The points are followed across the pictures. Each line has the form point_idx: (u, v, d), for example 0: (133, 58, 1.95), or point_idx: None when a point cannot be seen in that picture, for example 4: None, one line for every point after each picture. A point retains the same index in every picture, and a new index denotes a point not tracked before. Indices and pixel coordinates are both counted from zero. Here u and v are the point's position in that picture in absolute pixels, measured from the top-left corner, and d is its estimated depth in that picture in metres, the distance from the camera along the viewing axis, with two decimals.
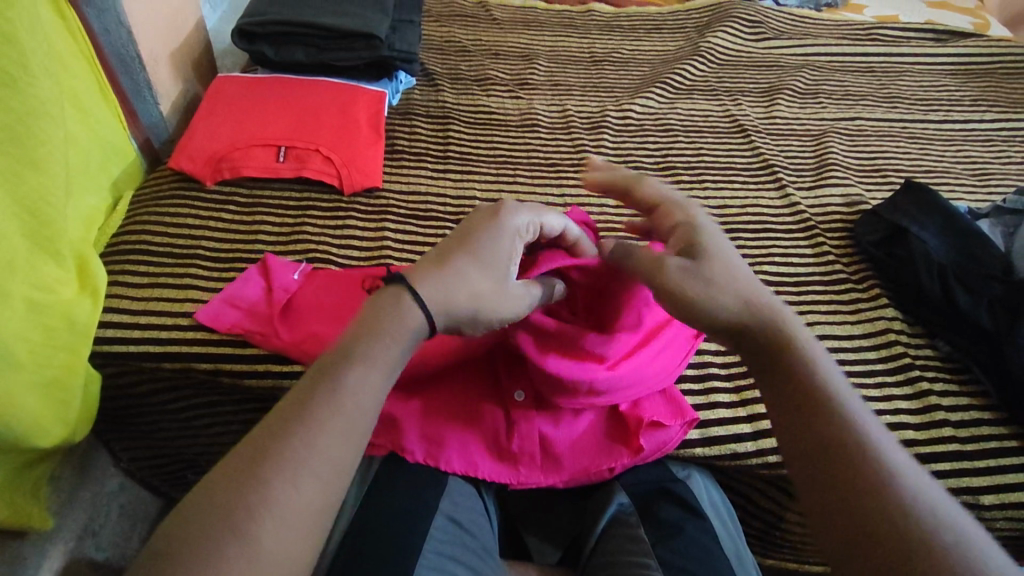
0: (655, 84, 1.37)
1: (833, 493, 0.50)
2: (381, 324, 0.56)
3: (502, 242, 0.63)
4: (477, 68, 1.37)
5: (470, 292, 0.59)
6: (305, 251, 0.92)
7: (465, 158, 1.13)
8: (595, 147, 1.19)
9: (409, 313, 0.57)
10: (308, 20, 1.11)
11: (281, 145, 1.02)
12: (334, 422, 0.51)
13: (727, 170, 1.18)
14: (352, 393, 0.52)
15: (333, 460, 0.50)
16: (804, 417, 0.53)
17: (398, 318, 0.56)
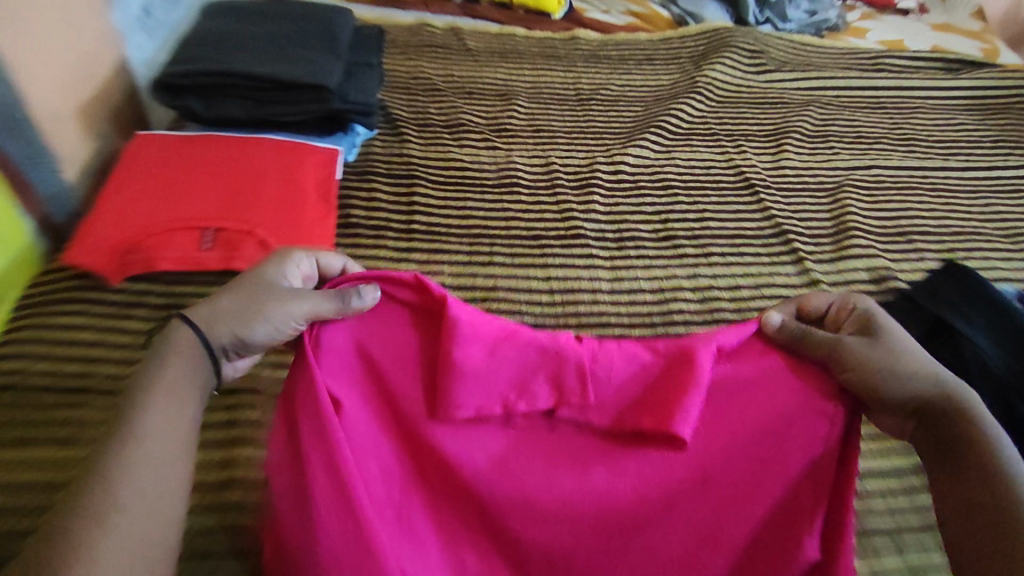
0: (650, 129, 1.22)
1: (1004, 559, 0.50)
2: (169, 361, 0.55)
3: (242, 280, 0.61)
4: (449, 112, 1.21)
5: (229, 322, 0.58)
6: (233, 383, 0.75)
7: (433, 230, 0.97)
8: (585, 211, 1.03)
9: (174, 340, 0.56)
10: (243, 69, 0.93)
11: (207, 227, 0.84)
12: (143, 442, 0.50)
13: (736, 240, 1.04)
14: (157, 409, 0.52)
15: (153, 478, 0.49)
16: (986, 497, 0.53)
17: (180, 350, 0.56)
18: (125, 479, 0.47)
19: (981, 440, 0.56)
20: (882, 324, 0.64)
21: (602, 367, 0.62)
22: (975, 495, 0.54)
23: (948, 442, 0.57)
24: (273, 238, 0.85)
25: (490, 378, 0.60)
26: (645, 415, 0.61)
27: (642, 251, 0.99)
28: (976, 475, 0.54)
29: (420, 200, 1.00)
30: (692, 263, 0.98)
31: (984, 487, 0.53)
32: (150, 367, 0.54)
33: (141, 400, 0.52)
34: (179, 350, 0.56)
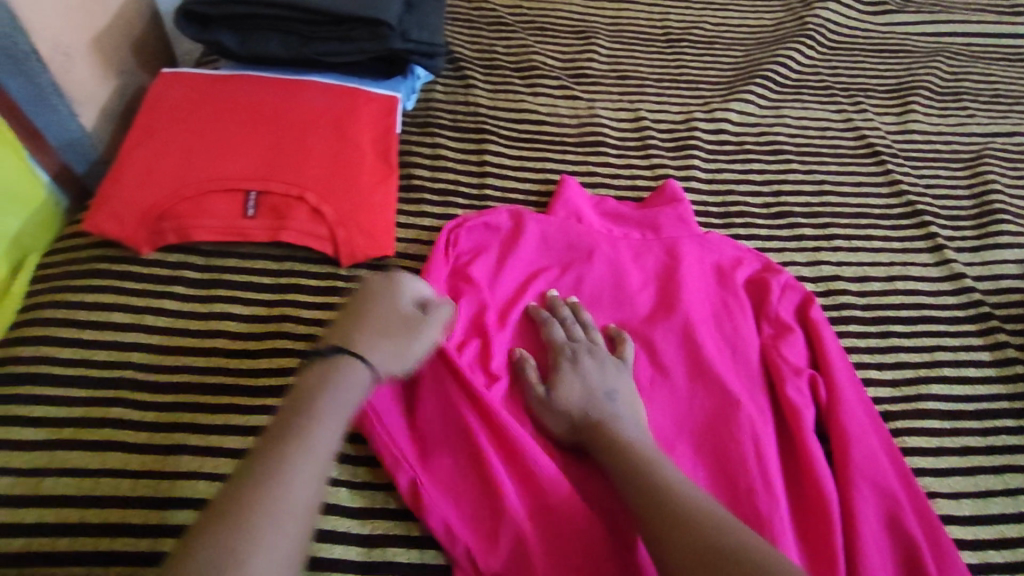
0: (754, 79, 1.03)
1: (656, 532, 0.49)
2: (323, 397, 0.49)
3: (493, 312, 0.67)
4: (518, 50, 1.04)
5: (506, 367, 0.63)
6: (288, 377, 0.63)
7: (508, 197, 0.82)
8: (684, 179, 0.87)
9: (335, 373, 0.51)
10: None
11: (248, 189, 0.71)
12: (296, 484, 0.44)
13: (861, 219, 0.87)
14: (307, 455, 0.45)
15: (291, 530, 0.42)
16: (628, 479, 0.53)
17: (342, 381, 0.50)
18: (294, 468, 0.44)
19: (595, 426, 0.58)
20: (543, 316, 0.67)
21: (693, 273, 0.74)
22: (640, 502, 0.51)
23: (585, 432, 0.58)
24: (333, 209, 0.71)
25: (605, 276, 0.72)
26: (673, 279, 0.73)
27: (753, 231, 0.83)
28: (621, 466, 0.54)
29: (493, 160, 0.85)
30: (811, 246, 0.83)
31: (653, 502, 0.50)
32: (308, 399, 0.49)
33: (310, 427, 0.47)
34: (331, 391, 0.50)
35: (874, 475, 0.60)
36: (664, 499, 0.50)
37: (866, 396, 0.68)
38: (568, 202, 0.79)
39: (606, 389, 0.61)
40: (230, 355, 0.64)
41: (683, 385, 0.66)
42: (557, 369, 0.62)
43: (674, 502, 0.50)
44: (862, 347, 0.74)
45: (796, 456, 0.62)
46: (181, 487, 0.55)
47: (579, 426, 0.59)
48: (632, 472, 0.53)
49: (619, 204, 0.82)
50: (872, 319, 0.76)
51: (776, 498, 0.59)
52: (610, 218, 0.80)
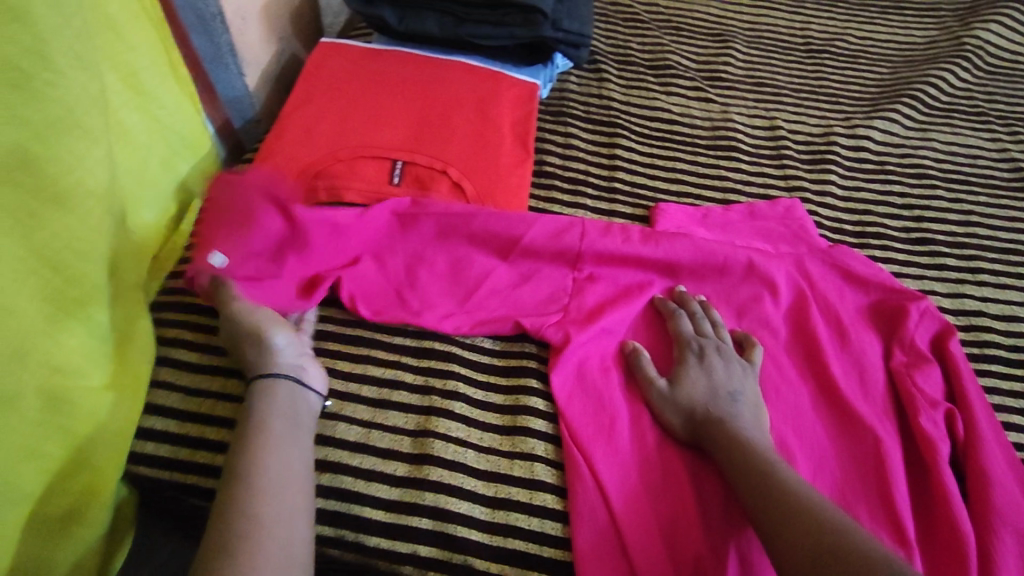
0: (900, 98, 0.99)
1: (781, 535, 0.47)
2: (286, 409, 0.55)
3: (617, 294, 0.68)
4: (653, 49, 1.03)
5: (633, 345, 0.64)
6: (422, 345, 0.65)
7: (636, 192, 0.82)
8: (818, 193, 0.85)
9: (275, 397, 0.55)
10: None
11: (397, 159, 0.75)
12: (280, 476, 0.50)
13: (1011, 255, 0.81)
14: (275, 475, 0.50)
15: (293, 518, 0.49)
16: (748, 480, 0.51)
17: (290, 404, 0.55)
18: (279, 437, 0.53)
19: (712, 420, 0.56)
20: (672, 311, 0.66)
21: (827, 287, 0.71)
22: (762, 504, 0.50)
23: (698, 433, 0.57)
24: (472, 185, 0.74)
25: (726, 278, 0.70)
26: (808, 291, 0.71)
27: (890, 255, 0.79)
28: (740, 466, 0.52)
29: (624, 155, 0.85)
30: (954, 278, 0.78)
31: (778, 502, 0.49)
32: (260, 424, 0.53)
33: (279, 425, 0.53)
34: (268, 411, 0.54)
35: (1016, 522, 0.56)
36: (790, 502, 0.49)
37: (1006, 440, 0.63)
38: (669, 215, 0.78)
39: (729, 389, 0.59)
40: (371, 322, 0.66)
41: (806, 402, 0.64)
42: (681, 365, 0.61)
43: (804, 507, 0.48)
44: (1005, 389, 0.69)
45: (933, 489, 0.58)
46: (324, 425, 0.59)
47: (697, 420, 0.57)
48: (754, 472, 0.51)
49: (740, 213, 0.80)
50: (1019, 362, 0.71)
51: (902, 528, 0.56)
52: (739, 224, 0.79)
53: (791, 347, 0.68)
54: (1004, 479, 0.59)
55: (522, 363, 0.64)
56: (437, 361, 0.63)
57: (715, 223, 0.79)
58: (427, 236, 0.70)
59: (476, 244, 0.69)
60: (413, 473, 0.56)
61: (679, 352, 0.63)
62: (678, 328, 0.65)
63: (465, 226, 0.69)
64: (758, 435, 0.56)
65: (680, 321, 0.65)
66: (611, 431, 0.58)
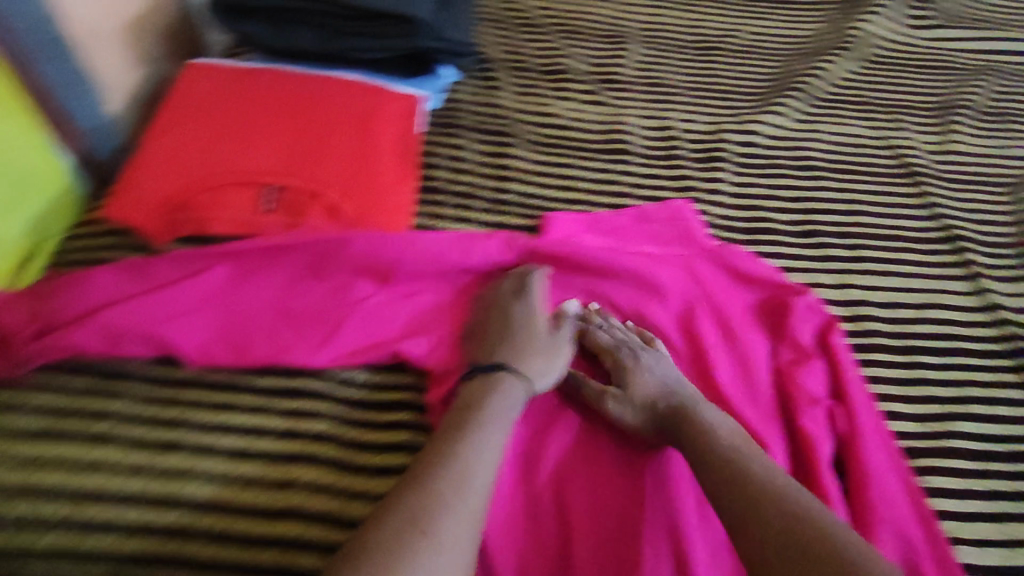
0: (789, 92, 1.00)
1: (753, 527, 0.49)
2: (488, 422, 0.56)
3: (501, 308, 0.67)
4: (547, 53, 1.02)
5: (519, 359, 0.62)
6: (291, 385, 0.63)
7: (527, 202, 0.80)
8: (710, 192, 0.85)
9: (493, 399, 0.58)
10: None
11: (268, 184, 0.71)
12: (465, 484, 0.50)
13: (894, 242, 0.83)
14: (474, 476, 0.51)
15: (459, 527, 0.48)
16: (714, 478, 0.53)
17: (496, 402, 0.58)
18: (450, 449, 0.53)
19: (688, 420, 0.58)
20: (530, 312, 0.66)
21: (712, 286, 0.71)
22: (733, 493, 0.51)
23: (669, 429, 0.59)
24: (350, 209, 0.71)
25: (609, 290, 0.71)
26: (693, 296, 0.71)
27: (779, 249, 0.80)
28: (711, 459, 0.54)
29: (515, 164, 0.84)
30: (840, 268, 0.79)
31: (746, 490, 0.51)
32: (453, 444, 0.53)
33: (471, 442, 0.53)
34: (474, 444, 0.53)
35: (893, 518, 0.58)
36: (759, 493, 0.50)
37: (886, 430, 0.65)
38: (558, 225, 0.77)
39: (677, 385, 0.62)
40: (231, 368, 0.64)
41: None
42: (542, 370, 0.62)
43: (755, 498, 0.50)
44: (888, 377, 0.71)
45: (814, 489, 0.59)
46: (184, 488, 0.56)
47: (661, 420, 0.60)
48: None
49: (632, 218, 0.79)
50: (901, 349, 0.73)
51: None
52: (628, 229, 0.78)
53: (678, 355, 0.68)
54: (880, 474, 0.60)
55: (394, 396, 0.64)
56: (307, 402, 0.63)
57: (604, 229, 0.78)
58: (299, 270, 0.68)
59: (350, 274, 0.68)
60: (272, 529, 0.55)
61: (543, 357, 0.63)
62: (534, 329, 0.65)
63: (338, 254, 0.67)
64: (725, 423, 0.58)
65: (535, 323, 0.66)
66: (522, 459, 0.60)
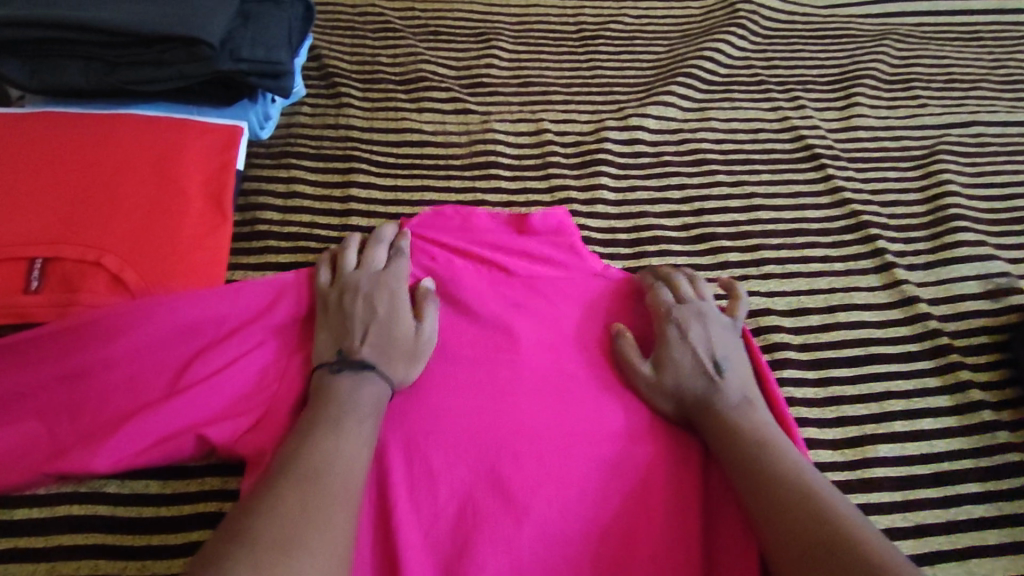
0: (676, 78, 0.91)
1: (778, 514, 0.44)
2: (358, 400, 0.49)
3: (361, 288, 0.57)
4: (406, 60, 0.91)
5: (380, 357, 0.53)
6: (58, 513, 0.52)
7: (373, 237, 0.69)
8: (588, 202, 0.75)
9: (355, 394, 0.49)
10: (73, 15, 0.62)
11: (32, 256, 0.57)
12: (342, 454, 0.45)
13: (796, 237, 0.74)
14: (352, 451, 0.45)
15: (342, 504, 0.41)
16: (740, 462, 0.48)
17: (356, 386, 0.50)
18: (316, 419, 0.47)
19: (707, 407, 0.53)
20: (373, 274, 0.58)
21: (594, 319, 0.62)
22: (747, 481, 0.47)
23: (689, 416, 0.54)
24: (138, 274, 0.58)
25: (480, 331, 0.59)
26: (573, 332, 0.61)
27: (667, 261, 0.71)
28: (738, 449, 0.49)
29: (360, 193, 0.72)
30: (737, 275, 0.70)
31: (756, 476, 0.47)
32: (318, 420, 0.47)
33: (344, 413, 0.48)
34: (342, 416, 0.47)
35: None
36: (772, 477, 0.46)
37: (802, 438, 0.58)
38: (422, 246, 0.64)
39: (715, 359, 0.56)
40: None
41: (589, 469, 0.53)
42: (392, 334, 0.54)
43: (783, 472, 0.46)
44: (799, 400, 0.62)
45: (725, 514, 0.52)
46: None
47: (688, 404, 0.54)
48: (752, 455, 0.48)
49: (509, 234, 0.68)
50: (811, 363, 0.64)
51: None
52: (500, 249, 0.66)
53: (567, 400, 0.56)
54: None
55: (199, 508, 0.54)
56: (88, 532, 0.51)
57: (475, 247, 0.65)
58: (101, 354, 0.52)
59: (160, 349, 0.54)
60: None
61: (395, 319, 0.55)
62: (378, 290, 0.57)
63: (149, 330, 0.53)
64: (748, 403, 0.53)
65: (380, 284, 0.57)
66: (504, 518, 0.50)
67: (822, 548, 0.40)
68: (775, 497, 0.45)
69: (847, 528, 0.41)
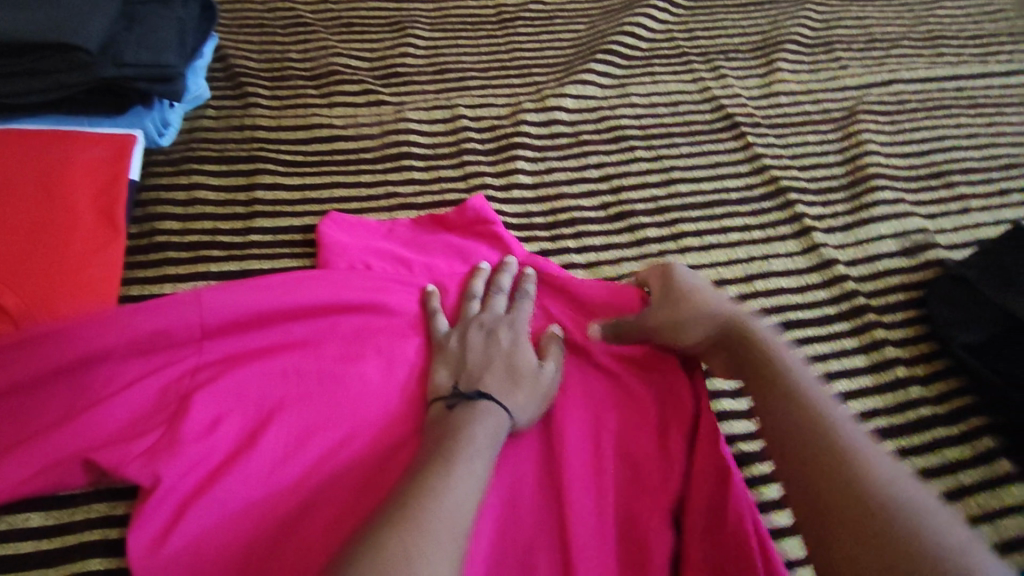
0: (596, 55, 0.89)
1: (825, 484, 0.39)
2: (471, 434, 0.48)
3: (484, 322, 0.57)
4: (316, 55, 0.88)
5: (500, 389, 0.52)
6: None
7: (279, 239, 0.66)
8: (504, 187, 0.73)
9: (481, 426, 0.49)
10: None
11: None
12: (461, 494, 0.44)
13: (715, 208, 0.74)
14: (468, 485, 0.45)
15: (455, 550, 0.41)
16: (784, 425, 0.43)
17: (484, 418, 0.50)
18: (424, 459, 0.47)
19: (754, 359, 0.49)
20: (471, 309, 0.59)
21: None
22: (794, 440, 0.42)
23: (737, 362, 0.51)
24: (20, 296, 0.55)
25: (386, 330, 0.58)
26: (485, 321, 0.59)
27: (585, 242, 0.70)
28: (785, 407, 0.44)
29: (265, 196, 0.70)
30: (655, 252, 0.69)
31: (802, 439, 0.42)
32: (444, 455, 0.47)
33: (460, 448, 0.47)
34: (465, 448, 0.47)
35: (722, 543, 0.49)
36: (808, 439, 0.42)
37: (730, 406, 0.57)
38: (345, 251, 0.63)
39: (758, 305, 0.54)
40: None
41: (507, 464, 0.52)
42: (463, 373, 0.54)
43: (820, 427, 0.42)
44: None
45: (640, 492, 0.52)
46: None
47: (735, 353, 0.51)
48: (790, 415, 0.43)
49: (428, 231, 0.67)
50: None
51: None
52: (415, 245, 0.65)
53: None
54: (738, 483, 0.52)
55: (82, 539, 0.50)
56: None
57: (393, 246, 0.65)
58: None
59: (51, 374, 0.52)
60: None
61: (457, 355, 0.55)
62: (499, 319, 0.57)
63: (36, 355, 0.51)
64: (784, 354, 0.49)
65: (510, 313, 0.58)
66: None
67: (878, 523, 0.37)
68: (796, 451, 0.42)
69: (874, 486, 0.39)
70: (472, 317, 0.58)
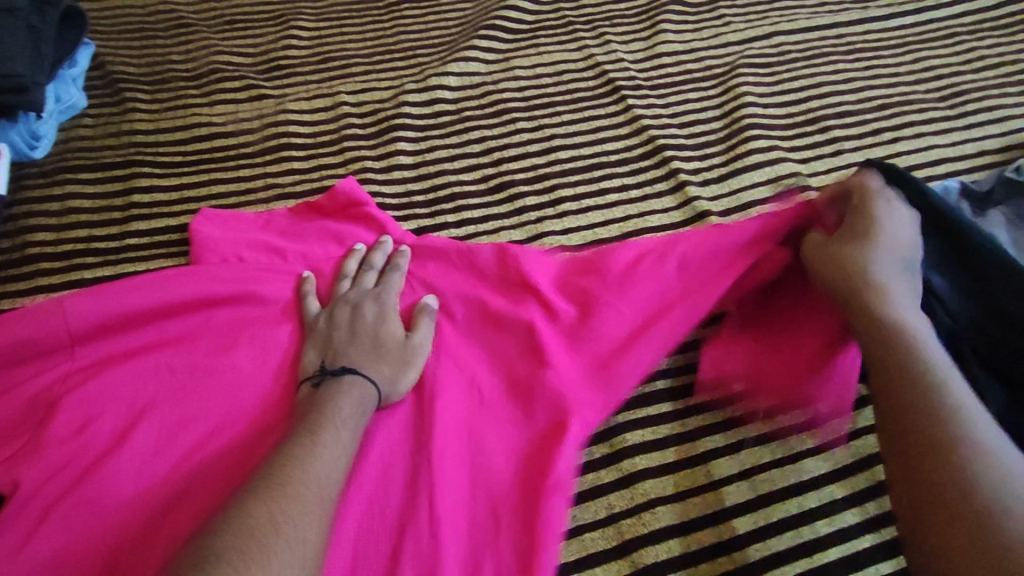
0: (478, 31, 0.90)
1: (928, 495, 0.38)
2: (336, 405, 0.50)
3: (349, 299, 0.58)
4: (197, 54, 0.87)
5: (365, 362, 0.53)
6: None
7: (155, 240, 0.67)
8: (385, 169, 0.74)
9: (344, 398, 0.50)
10: None
11: None
12: (325, 461, 0.45)
13: (593, 171, 0.75)
14: (332, 452, 0.46)
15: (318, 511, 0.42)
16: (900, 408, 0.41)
17: (349, 391, 0.51)
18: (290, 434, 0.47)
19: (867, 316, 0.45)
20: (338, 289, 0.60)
21: None
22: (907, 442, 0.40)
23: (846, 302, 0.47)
24: None
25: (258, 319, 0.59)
26: None
27: (464, 216, 0.71)
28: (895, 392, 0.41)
29: (141, 199, 0.70)
30: (534, 218, 0.71)
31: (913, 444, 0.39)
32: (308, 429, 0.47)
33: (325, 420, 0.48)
34: (329, 419, 0.48)
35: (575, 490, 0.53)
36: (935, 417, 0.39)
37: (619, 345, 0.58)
38: (217, 246, 0.64)
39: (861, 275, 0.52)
40: None
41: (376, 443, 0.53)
42: (330, 350, 0.55)
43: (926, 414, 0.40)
44: None
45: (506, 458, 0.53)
46: None
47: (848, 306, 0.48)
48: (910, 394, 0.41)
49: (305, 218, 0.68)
50: None
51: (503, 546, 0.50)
52: (291, 233, 0.66)
53: None
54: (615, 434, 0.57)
55: None
56: None
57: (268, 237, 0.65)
58: None
59: None
60: None
61: (325, 333, 0.56)
62: (364, 295, 0.58)
63: None
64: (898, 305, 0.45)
65: (374, 287, 0.59)
66: None
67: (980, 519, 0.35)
68: (902, 446, 0.40)
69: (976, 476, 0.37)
70: (336, 296, 0.59)
